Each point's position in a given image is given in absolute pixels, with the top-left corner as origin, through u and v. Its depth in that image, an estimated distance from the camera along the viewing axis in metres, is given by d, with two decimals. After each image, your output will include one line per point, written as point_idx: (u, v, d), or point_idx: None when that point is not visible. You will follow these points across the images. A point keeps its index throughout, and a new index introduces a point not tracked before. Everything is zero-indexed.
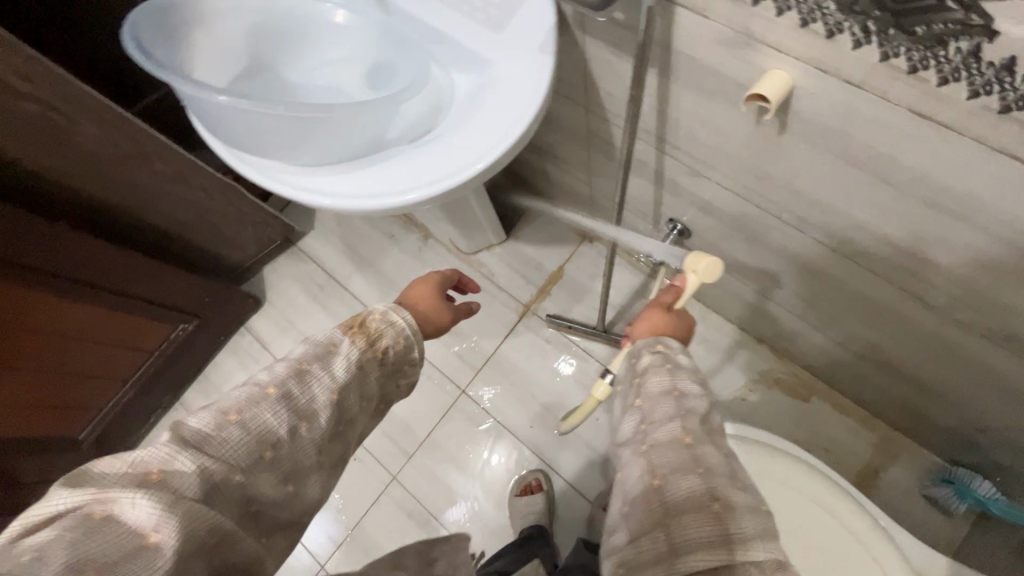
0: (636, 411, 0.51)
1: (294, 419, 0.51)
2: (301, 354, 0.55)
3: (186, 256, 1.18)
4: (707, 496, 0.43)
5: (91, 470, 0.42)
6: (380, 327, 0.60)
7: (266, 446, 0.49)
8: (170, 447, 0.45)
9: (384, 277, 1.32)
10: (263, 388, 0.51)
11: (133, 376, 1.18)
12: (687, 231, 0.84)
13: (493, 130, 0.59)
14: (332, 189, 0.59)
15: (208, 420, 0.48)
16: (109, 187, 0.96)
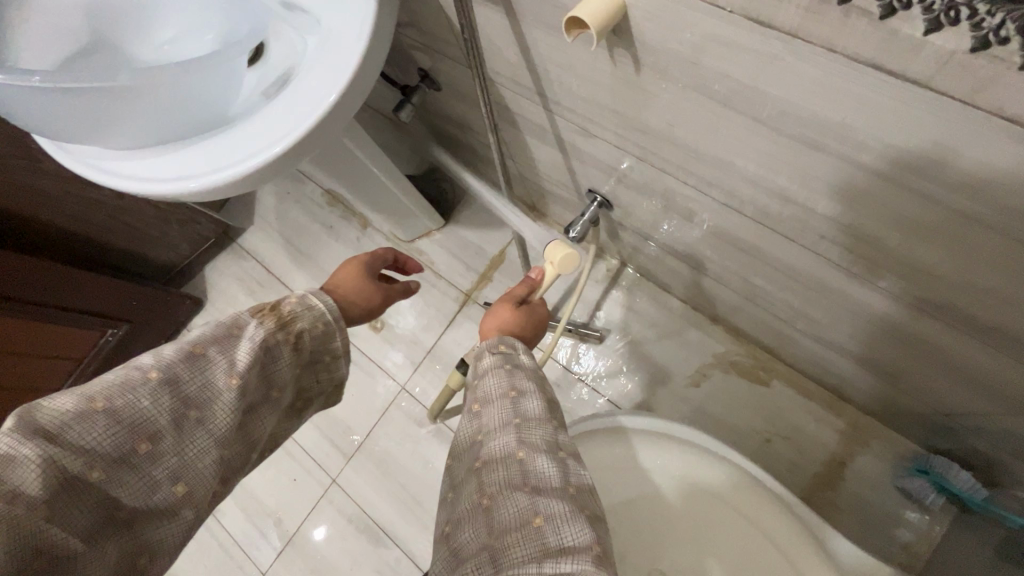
0: (474, 417, 0.48)
1: (179, 408, 0.43)
2: (198, 334, 0.46)
3: (109, 261, 1.13)
4: (530, 511, 0.39)
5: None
6: (296, 309, 0.52)
7: (141, 439, 0.40)
8: (10, 436, 0.36)
9: (323, 270, 1.25)
10: (144, 371, 0.42)
11: (62, 389, 1.10)
12: (608, 202, 0.80)
13: (320, 89, 0.53)
14: (162, 172, 0.55)
15: (71, 404, 0.39)
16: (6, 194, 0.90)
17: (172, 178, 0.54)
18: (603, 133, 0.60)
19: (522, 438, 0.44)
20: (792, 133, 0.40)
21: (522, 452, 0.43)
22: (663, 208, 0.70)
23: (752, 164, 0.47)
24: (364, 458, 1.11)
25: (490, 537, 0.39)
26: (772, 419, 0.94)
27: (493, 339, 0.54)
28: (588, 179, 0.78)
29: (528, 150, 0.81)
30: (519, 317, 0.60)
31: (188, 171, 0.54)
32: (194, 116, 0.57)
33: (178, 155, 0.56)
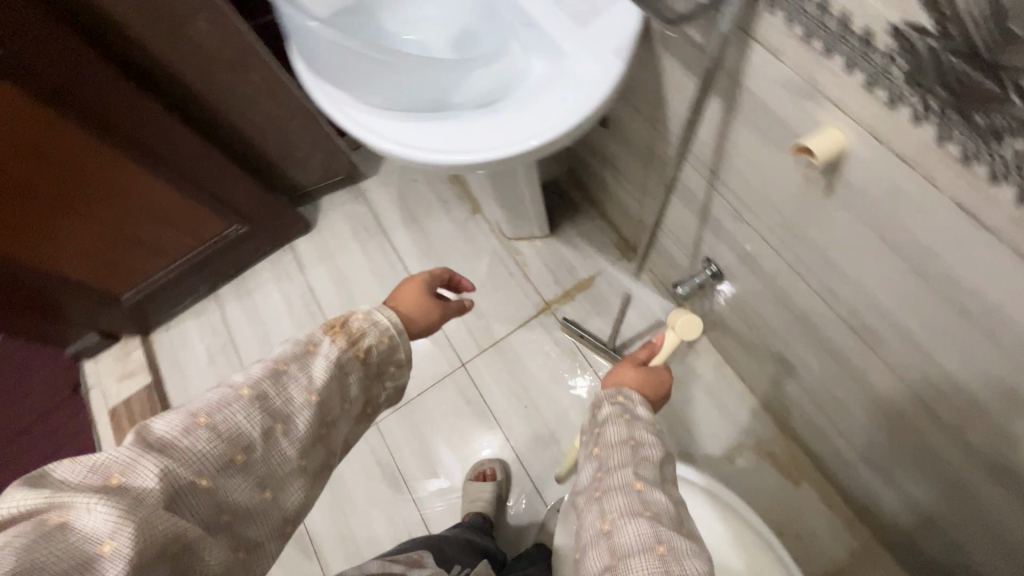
0: (594, 459, 0.56)
1: (267, 422, 0.48)
2: (280, 353, 0.52)
3: (259, 167, 1.25)
4: (652, 538, 0.47)
5: (51, 474, 0.40)
6: (361, 326, 0.57)
7: (237, 450, 0.46)
8: (131, 449, 0.42)
9: (425, 237, 1.36)
10: (236, 390, 0.48)
11: (178, 258, 1.28)
12: (721, 275, 0.88)
13: (541, 122, 0.61)
14: (384, 132, 0.64)
15: (178, 421, 0.45)
16: (208, 84, 1.03)
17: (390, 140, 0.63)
18: (756, 223, 0.68)
19: (637, 474, 0.52)
20: (946, 295, 0.48)
21: (640, 486, 0.51)
22: (775, 299, 0.77)
23: (891, 301, 0.55)
24: (407, 414, 1.20)
25: (614, 558, 0.47)
26: (791, 516, 0.99)
27: (611, 390, 0.62)
28: (712, 248, 0.85)
29: (666, 204, 0.89)
30: (644, 377, 0.66)
31: (406, 139, 0.63)
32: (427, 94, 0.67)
33: (399, 122, 0.65)
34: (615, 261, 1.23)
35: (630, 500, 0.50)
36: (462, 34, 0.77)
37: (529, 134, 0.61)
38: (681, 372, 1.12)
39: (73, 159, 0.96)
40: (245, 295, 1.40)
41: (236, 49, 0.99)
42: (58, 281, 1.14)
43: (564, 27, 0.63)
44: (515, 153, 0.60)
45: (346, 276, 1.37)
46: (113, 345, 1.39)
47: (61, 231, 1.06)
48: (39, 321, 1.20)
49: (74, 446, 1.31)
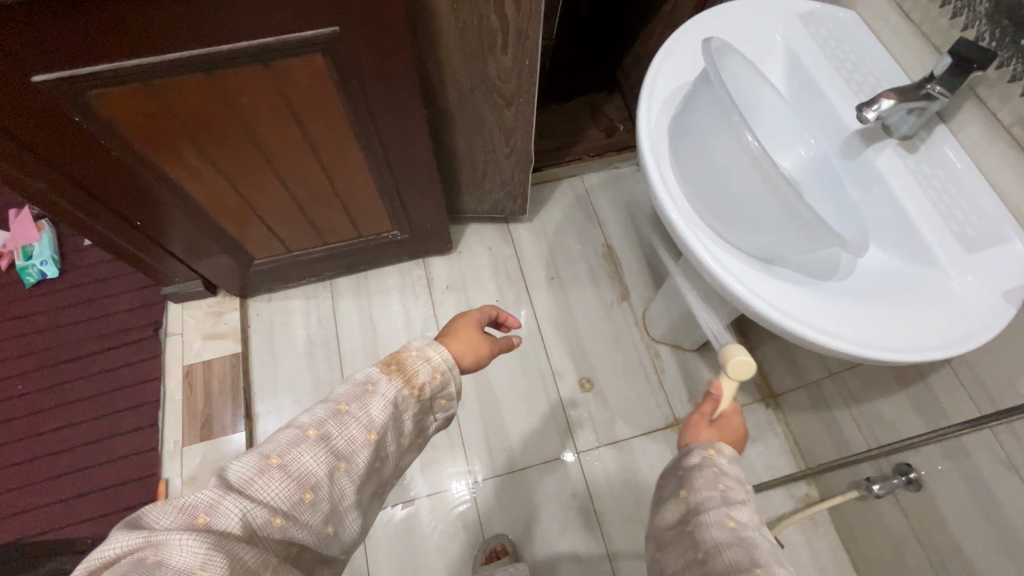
0: (683, 501, 0.59)
1: (333, 460, 0.53)
2: (342, 395, 0.56)
3: (447, 185, 1.20)
4: (747, 561, 0.51)
5: (147, 517, 0.46)
6: (416, 364, 0.61)
7: (306, 488, 0.51)
8: (214, 490, 0.47)
9: (566, 304, 1.32)
10: (303, 430, 0.53)
11: (327, 245, 1.20)
12: (919, 486, 0.85)
13: (921, 335, 0.60)
14: (738, 280, 0.64)
15: (252, 464, 0.50)
16: (464, 108, 0.97)
17: (752, 295, 0.63)
18: None
19: (731, 514, 0.55)
20: None
21: (731, 522, 0.54)
22: (996, 542, 0.75)
23: None
24: (507, 482, 1.15)
25: None
26: None
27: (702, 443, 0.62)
28: (920, 458, 0.84)
29: (885, 397, 0.89)
30: (727, 436, 0.65)
31: (769, 301, 0.63)
32: (773, 250, 0.66)
33: (757, 278, 0.65)
34: (755, 403, 1.21)
35: (725, 534, 0.53)
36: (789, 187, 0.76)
37: (879, 341, 0.60)
38: (795, 540, 1.09)
39: (316, 138, 0.88)
40: (363, 294, 1.33)
41: (516, 89, 0.94)
42: (211, 231, 1.04)
43: (950, 245, 0.63)
44: (896, 361, 0.59)
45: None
46: (208, 297, 1.28)
47: (257, 193, 0.97)
48: (161, 255, 1.09)
49: (136, 394, 1.19)
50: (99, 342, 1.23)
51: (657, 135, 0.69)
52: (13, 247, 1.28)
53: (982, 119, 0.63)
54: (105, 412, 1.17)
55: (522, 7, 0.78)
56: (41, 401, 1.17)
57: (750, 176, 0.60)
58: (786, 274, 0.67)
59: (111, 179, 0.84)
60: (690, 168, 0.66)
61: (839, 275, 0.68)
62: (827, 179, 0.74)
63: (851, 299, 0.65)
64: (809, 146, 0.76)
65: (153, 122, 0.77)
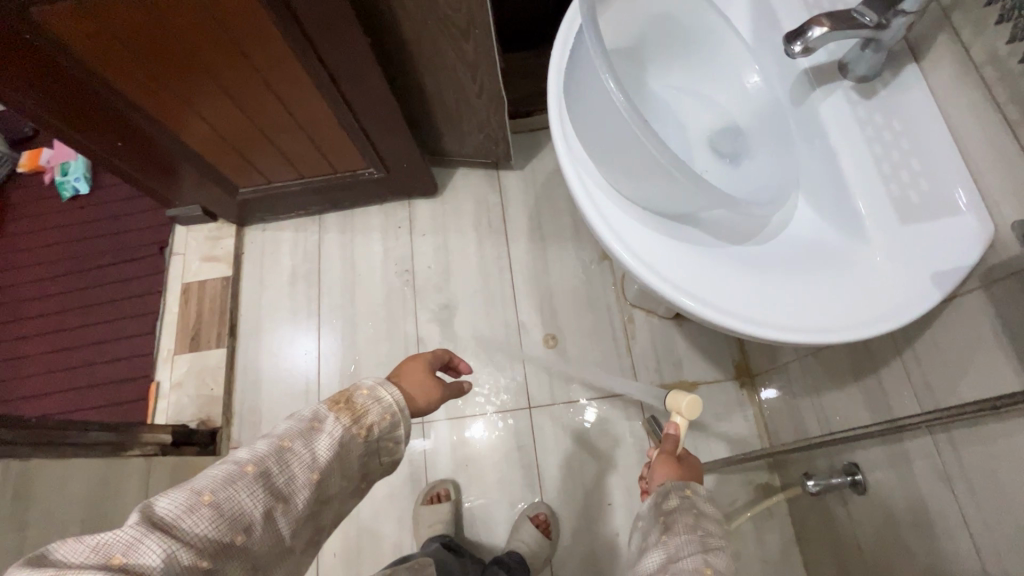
0: (662, 547, 0.56)
1: (270, 501, 0.49)
2: (284, 430, 0.53)
3: (421, 122, 1.17)
4: None
5: (54, 554, 0.39)
6: (366, 403, 0.58)
7: (236, 530, 0.47)
8: (138, 528, 0.42)
9: (544, 259, 1.28)
10: (242, 467, 0.49)
11: (303, 177, 1.23)
12: (861, 490, 0.76)
13: (812, 314, 0.52)
14: (617, 232, 0.58)
15: (182, 500, 0.45)
16: (422, 40, 0.93)
17: (629, 251, 0.57)
18: (963, 498, 0.58)
19: (709, 561, 0.54)
20: None
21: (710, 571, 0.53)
22: (924, 562, 0.66)
23: None
24: (456, 426, 1.17)
25: None
26: None
27: (679, 481, 0.60)
28: (865, 459, 0.74)
29: (840, 386, 0.79)
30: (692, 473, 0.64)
31: (648, 258, 0.56)
32: (672, 203, 0.59)
33: (644, 232, 0.58)
34: (726, 380, 1.13)
35: None
36: (732, 133, 0.67)
37: (762, 315, 0.52)
38: (743, 527, 1.03)
39: (261, 62, 0.89)
40: (347, 231, 1.36)
41: (470, 19, 0.88)
42: (190, 157, 1.10)
43: (882, 210, 0.52)
44: (773, 338, 0.51)
45: (451, 261, 1.30)
46: (209, 223, 1.37)
47: (219, 118, 1.01)
48: (154, 180, 1.16)
49: (142, 304, 1.32)
50: (118, 256, 1.37)
51: (561, 68, 0.63)
52: (54, 164, 1.44)
53: (953, 55, 0.50)
54: (117, 318, 1.31)
55: None
56: (70, 302, 1.34)
57: (628, 116, 0.54)
58: (688, 233, 0.59)
59: (82, 103, 0.90)
60: (585, 106, 0.60)
61: (758, 239, 0.58)
62: (772, 127, 0.63)
63: (753, 266, 0.56)
64: (756, 75, 0.66)
65: (101, 44, 0.81)
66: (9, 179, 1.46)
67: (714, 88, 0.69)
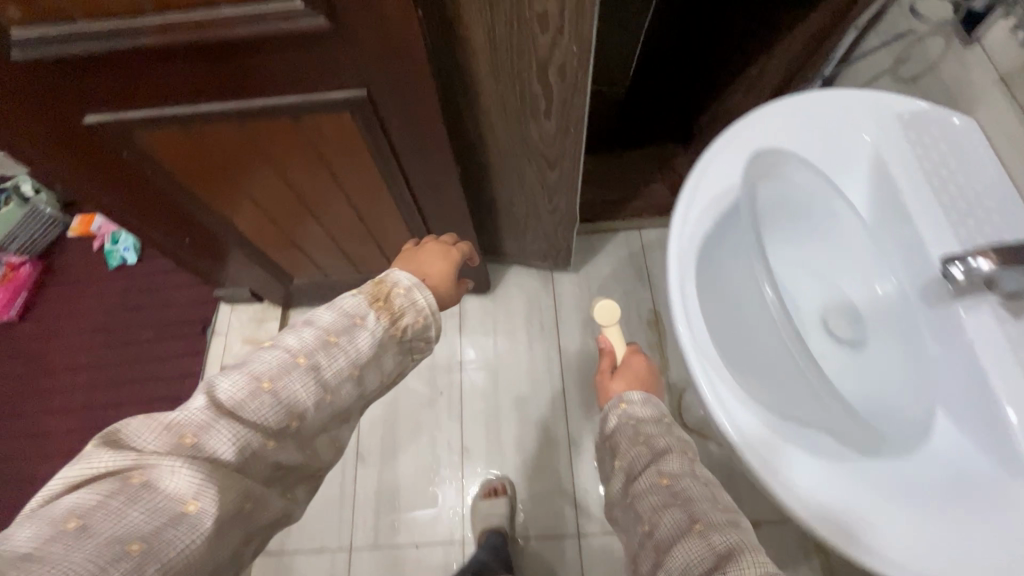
0: (623, 471, 0.65)
1: (320, 391, 0.52)
2: (329, 324, 0.55)
3: (484, 228, 1.16)
4: (688, 522, 0.54)
5: (124, 435, 0.43)
6: (402, 304, 0.59)
7: (294, 417, 0.50)
8: (206, 411, 0.45)
9: (596, 368, 1.24)
10: (294, 356, 0.51)
11: (359, 271, 1.21)
12: None
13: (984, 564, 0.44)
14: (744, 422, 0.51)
15: (243, 385, 0.48)
16: (505, 164, 0.93)
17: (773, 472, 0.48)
18: None
19: (661, 469, 0.62)
20: None
21: (666, 480, 0.60)
22: None
23: None
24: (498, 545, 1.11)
25: (659, 553, 0.54)
26: None
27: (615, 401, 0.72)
28: None
29: None
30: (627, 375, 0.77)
31: (793, 482, 0.48)
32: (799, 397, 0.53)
33: (787, 447, 0.50)
34: (791, 524, 1.06)
35: (662, 498, 0.58)
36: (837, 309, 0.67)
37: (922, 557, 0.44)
38: None
39: (345, 177, 0.87)
40: None
41: (559, 152, 0.87)
42: (250, 250, 1.08)
43: None
44: None
45: (500, 363, 1.27)
46: (254, 303, 1.34)
47: (289, 219, 0.99)
48: (209, 268, 1.14)
49: (177, 384, 1.28)
50: (160, 331, 1.34)
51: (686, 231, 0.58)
52: (105, 231, 1.43)
53: None
54: (149, 396, 1.27)
55: (565, 75, 0.71)
56: (104, 369, 1.31)
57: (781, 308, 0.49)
58: (818, 434, 0.52)
59: (156, 202, 0.88)
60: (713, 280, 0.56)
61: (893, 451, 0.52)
62: (906, 335, 0.61)
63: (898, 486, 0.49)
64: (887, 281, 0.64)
65: (193, 159, 0.80)
66: (56, 241, 1.45)
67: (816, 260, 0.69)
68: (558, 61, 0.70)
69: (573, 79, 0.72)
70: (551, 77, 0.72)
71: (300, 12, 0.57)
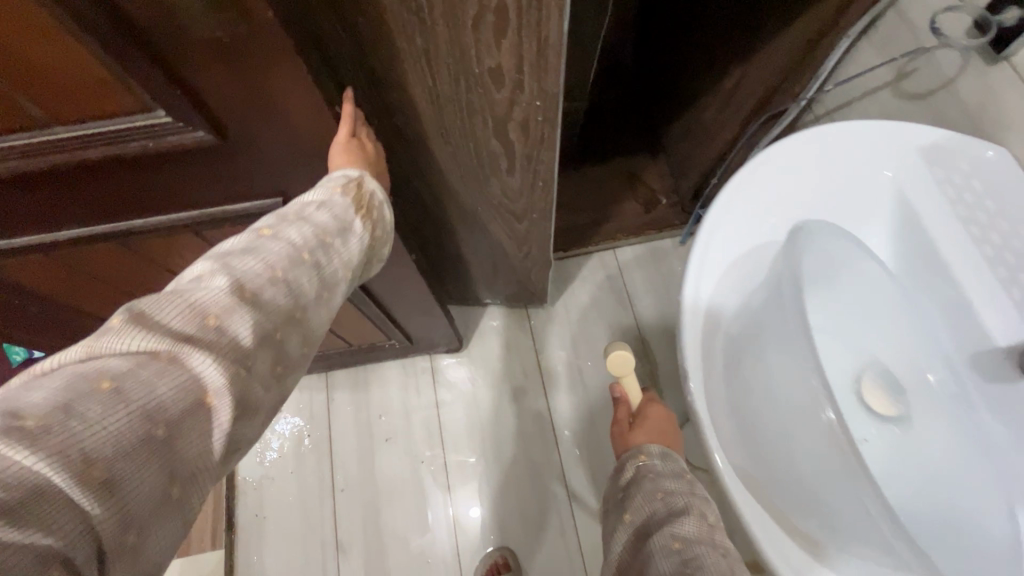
0: (629, 526, 0.55)
1: (321, 288, 0.41)
2: (325, 222, 0.43)
3: (446, 275, 1.03)
4: None
5: (141, 309, 0.31)
6: (377, 208, 0.50)
7: (302, 308, 0.39)
8: (231, 292, 0.34)
9: (587, 409, 1.15)
10: (298, 251, 0.40)
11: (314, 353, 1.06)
12: None
13: None
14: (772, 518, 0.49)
15: (258, 267, 0.37)
16: (466, 215, 0.80)
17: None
18: None
19: (677, 532, 0.50)
20: None
21: (678, 542, 0.49)
22: None
23: None
24: None
25: None
26: None
27: (632, 450, 0.62)
28: None
29: None
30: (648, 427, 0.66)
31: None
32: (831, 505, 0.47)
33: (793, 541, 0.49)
34: None
35: (673, 559, 0.47)
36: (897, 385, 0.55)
37: None
38: None
39: None
40: (360, 383, 1.19)
41: (527, 205, 0.75)
42: None
43: None
44: None
45: (483, 414, 1.16)
46: None
47: None
48: None
49: None
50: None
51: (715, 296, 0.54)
52: None
53: None
54: None
55: (528, 128, 0.59)
56: None
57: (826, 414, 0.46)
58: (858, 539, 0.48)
59: (46, 323, 0.71)
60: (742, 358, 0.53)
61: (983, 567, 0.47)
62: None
63: None
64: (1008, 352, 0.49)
65: (67, 278, 0.62)
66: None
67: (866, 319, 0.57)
68: (518, 112, 0.57)
69: (537, 133, 0.59)
70: (513, 129, 0.59)
71: (173, 130, 0.42)
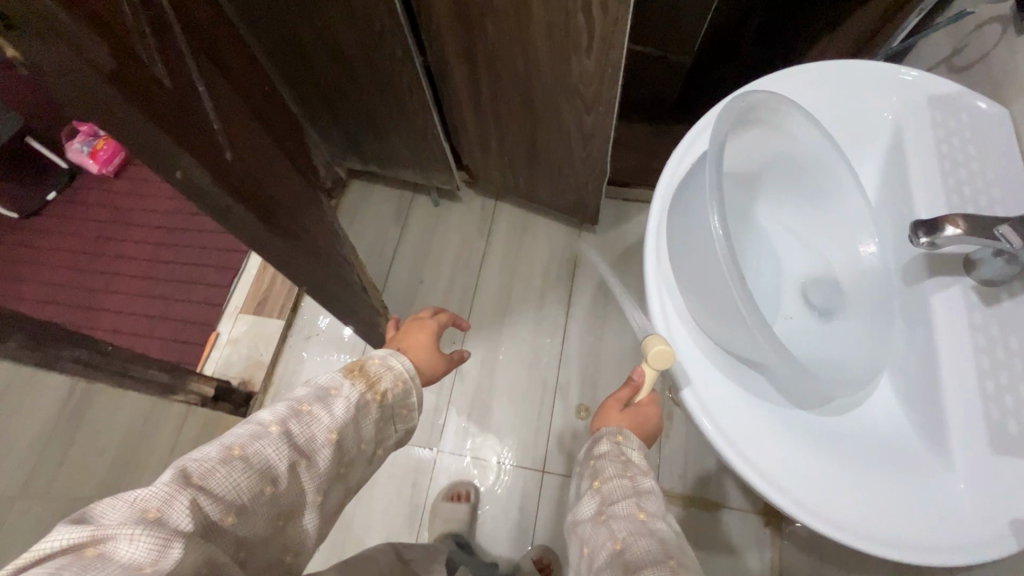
0: (595, 494, 0.55)
1: (293, 456, 0.50)
2: (302, 395, 0.54)
3: (515, 164, 1.17)
4: (663, 554, 0.47)
5: (92, 513, 0.39)
6: (378, 371, 0.60)
7: (266, 481, 0.47)
8: (171, 485, 0.41)
9: (602, 332, 1.25)
10: (266, 425, 0.49)
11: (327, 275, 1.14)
12: None
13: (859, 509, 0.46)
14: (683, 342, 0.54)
15: (213, 453, 0.46)
16: (547, 102, 0.93)
17: (708, 415, 0.51)
18: None
19: (642, 506, 0.52)
20: None
21: (643, 514, 0.51)
22: None
23: None
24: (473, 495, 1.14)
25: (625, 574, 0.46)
26: None
27: (613, 428, 0.58)
28: None
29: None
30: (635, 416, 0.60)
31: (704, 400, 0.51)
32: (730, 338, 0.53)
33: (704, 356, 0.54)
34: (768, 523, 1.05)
35: (635, 525, 0.50)
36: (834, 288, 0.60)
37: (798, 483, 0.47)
38: None
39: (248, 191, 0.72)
40: (422, 253, 1.36)
41: (595, 94, 0.86)
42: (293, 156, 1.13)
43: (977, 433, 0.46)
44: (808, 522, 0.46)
45: (512, 309, 1.29)
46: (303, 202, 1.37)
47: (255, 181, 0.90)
48: None
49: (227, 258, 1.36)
50: None
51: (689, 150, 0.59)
52: None
53: None
54: (200, 262, 1.37)
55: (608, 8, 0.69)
56: (170, 223, 1.42)
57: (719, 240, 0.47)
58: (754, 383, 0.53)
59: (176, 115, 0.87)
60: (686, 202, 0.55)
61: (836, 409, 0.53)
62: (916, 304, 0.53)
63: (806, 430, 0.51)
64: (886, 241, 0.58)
65: None
66: None
67: (828, 236, 0.62)
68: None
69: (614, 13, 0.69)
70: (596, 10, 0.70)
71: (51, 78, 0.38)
